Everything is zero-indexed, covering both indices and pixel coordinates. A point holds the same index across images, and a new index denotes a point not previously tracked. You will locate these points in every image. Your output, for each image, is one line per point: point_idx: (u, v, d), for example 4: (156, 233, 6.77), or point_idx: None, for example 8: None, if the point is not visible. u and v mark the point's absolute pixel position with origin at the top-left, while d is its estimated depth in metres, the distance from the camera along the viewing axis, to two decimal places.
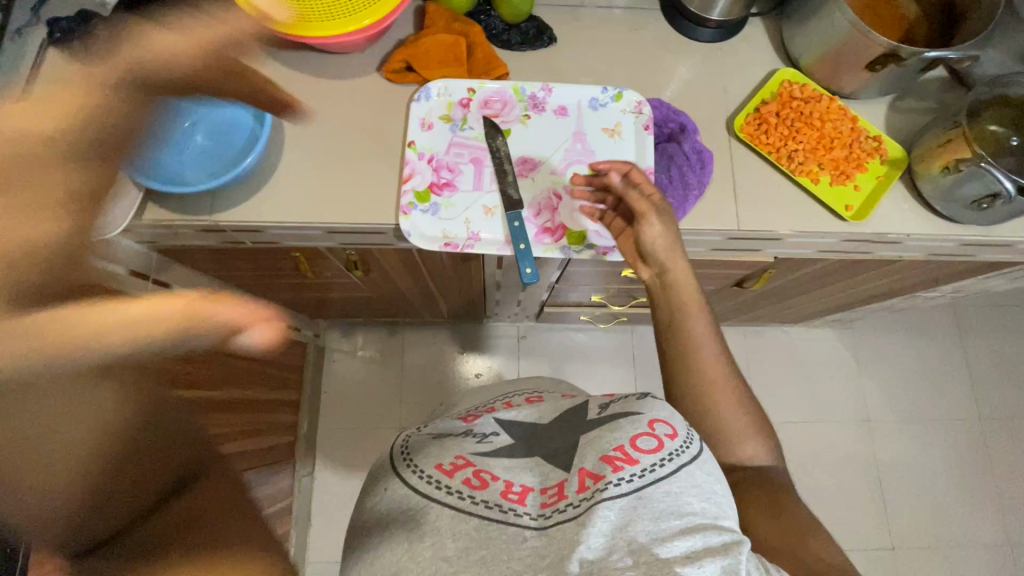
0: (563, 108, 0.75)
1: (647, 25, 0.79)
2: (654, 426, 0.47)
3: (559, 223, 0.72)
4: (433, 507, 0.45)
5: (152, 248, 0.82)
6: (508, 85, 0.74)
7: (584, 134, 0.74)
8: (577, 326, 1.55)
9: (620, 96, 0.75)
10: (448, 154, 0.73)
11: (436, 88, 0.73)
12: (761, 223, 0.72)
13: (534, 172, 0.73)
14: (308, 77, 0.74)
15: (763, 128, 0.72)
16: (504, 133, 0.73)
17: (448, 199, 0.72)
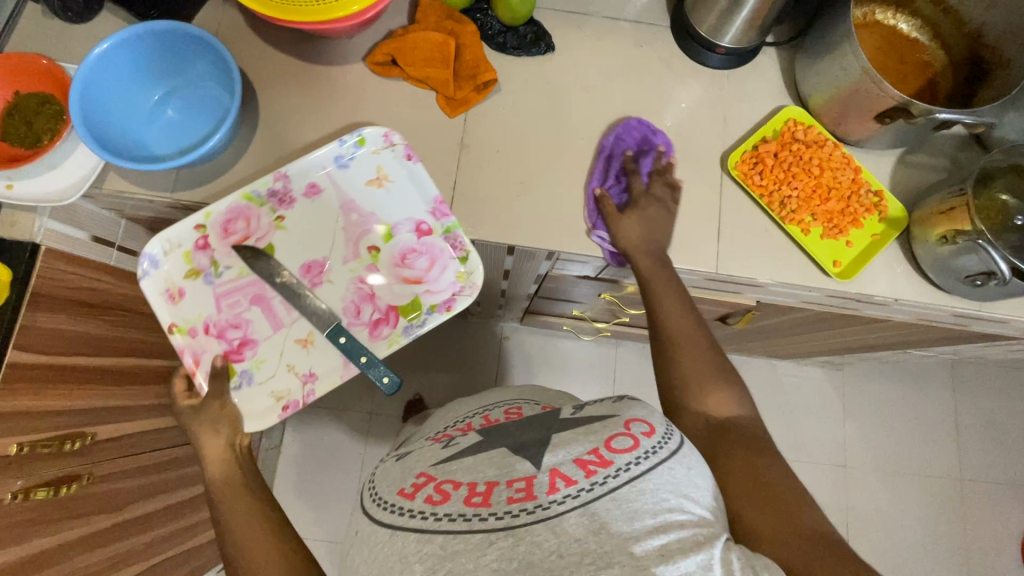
0: (313, 187, 0.67)
1: (654, 42, 0.75)
2: (632, 425, 0.50)
3: (384, 308, 0.67)
4: (400, 534, 0.48)
5: (119, 215, 0.80)
6: (236, 196, 0.66)
7: (352, 202, 0.68)
8: (562, 334, 1.53)
9: (363, 140, 0.68)
10: (222, 312, 0.65)
11: (158, 250, 0.64)
12: (741, 269, 0.69)
13: (326, 274, 0.67)
14: (291, 58, 0.71)
15: (757, 172, 0.68)
16: (265, 250, 0.66)
17: (254, 358, 0.65)
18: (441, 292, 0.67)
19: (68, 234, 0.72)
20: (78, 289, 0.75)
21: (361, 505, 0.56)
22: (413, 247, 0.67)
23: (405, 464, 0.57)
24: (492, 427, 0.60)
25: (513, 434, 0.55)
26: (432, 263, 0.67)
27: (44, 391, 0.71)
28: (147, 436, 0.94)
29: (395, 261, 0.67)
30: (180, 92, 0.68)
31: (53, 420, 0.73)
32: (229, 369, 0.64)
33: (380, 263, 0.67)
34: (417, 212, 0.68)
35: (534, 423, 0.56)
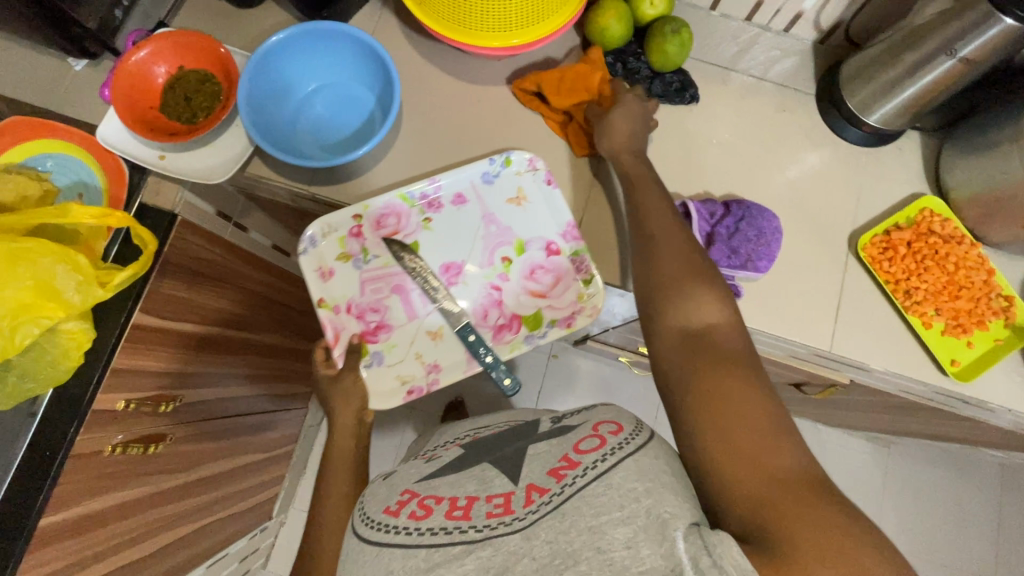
0: (460, 197, 0.69)
1: (794, 109, 0.75)
2: (599, 427, 0.46)
3: (509, 315, 0.68)
4: (385, 552, 0.43)
5: (244, 195, 0.82)
6: (393, 194, 0.67)
7: (493, 214, 0.69)
8: (611, 362, 1.53)
9: (511, 161, 0.68)
10: (365, 294, 0.67)
11: (317, 230, 0.66)
12: (852, 351, 0.68)
13: (462, 277, 0.68)
14: (438, 71, 0.73)
15: (888, 259, 0.67)
16: (409, 246, 0.67)
17: (387, 342, 0.67)
18: (562, 308, 0.68)
19: (199, 207, 0.75)
20: (197, 259, 0.78)
21: (349, 529, 0.49)
22: (543, 264, 0.68)
23: (393, 481, 0.51)
24: (476, 441, 0.56)
25: (498, 448, 0.52)
26: (559, 280, 0.68)
27: (151, 352, 0.73)
28: (220, 403, 0.97)
29: (525, 274, 0.68)
30: (328, 89, 0.70)
31: (153, 380, 0.76)
32: (363, 348, 0.66)
33: (510, 274, 0.68)
34: (551, 232, 0.68)
35: (513, 437, 0.53)
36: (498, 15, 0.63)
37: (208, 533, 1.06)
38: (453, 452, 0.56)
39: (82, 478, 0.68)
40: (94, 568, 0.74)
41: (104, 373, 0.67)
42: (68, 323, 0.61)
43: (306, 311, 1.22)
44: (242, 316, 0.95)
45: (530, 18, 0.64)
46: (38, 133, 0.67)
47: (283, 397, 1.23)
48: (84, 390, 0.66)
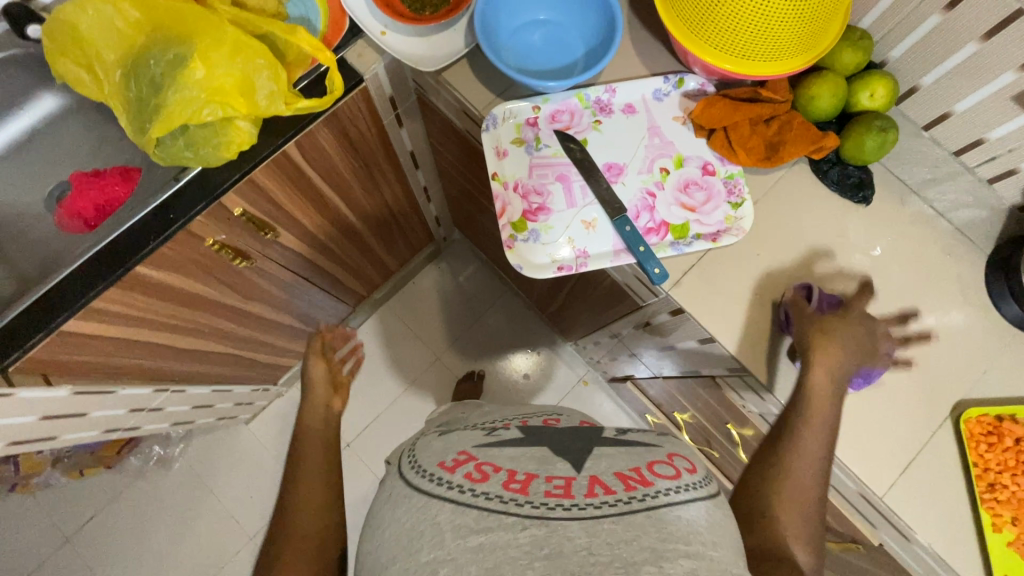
0: (630, 107, 0.73)
1: (960, 258, 0.71)
2: (674, 460, 0.53)
3: (660, 221, 0.69)
4: (436, 501, 0.49)
5: (417, 93, 0.88)
6: (572, 93, 0.73)
7: (658, 128, 0.72)
8: (634, 415, 1.50)
9: (683, 83, 0.73)
10: (532, 177, 0.71)
11: (500, 114, 0.72)
12: (904, 511, 0.64)
13: (623, 177, 0.70)
14: (642, 63, 0.75)
15: (988, 443, 0.63)
16: (579, 141, 0.71)
17: (545, 223, 0.69)
18: (708, 225, 0.69)
19: (383, 85, 0.81)
20: (355, 127, 0.84)
21: (399, 469, 0.58)
22: (698, 180, 0.71)
23: (449, 442, 0.59)
24: (534, 429, 0.61)
25: (558, 439, 0.57)
26: (709, 198, 0.70)
27: (283, 182, 0.81)
28: (302, 262, 1.05)
29: (679, 187, 0.71)
30: (549, 26, 0.75)
31: (270, 207, 0.83)
32: (523, 223, 0.69)
33: (666, 184, 0.71)
34: (709, 152, 0.72)
35: (577, 432, 0.59)
36: (736, 35, 0.64)
37: (228, 364, 1.13)
38: (512, 428, 0.62)
39: (180, 249, 0.75)
40: (146, 329, 0.82)
41: (243, 177, 0.74)
42: (242, 121, 0.68)
43: (402, 227, 1.29)
44: (357, 198, 1.02)
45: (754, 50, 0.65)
46: None
47: (344, 287, 1.31)
48: (224, 182, 0.73)
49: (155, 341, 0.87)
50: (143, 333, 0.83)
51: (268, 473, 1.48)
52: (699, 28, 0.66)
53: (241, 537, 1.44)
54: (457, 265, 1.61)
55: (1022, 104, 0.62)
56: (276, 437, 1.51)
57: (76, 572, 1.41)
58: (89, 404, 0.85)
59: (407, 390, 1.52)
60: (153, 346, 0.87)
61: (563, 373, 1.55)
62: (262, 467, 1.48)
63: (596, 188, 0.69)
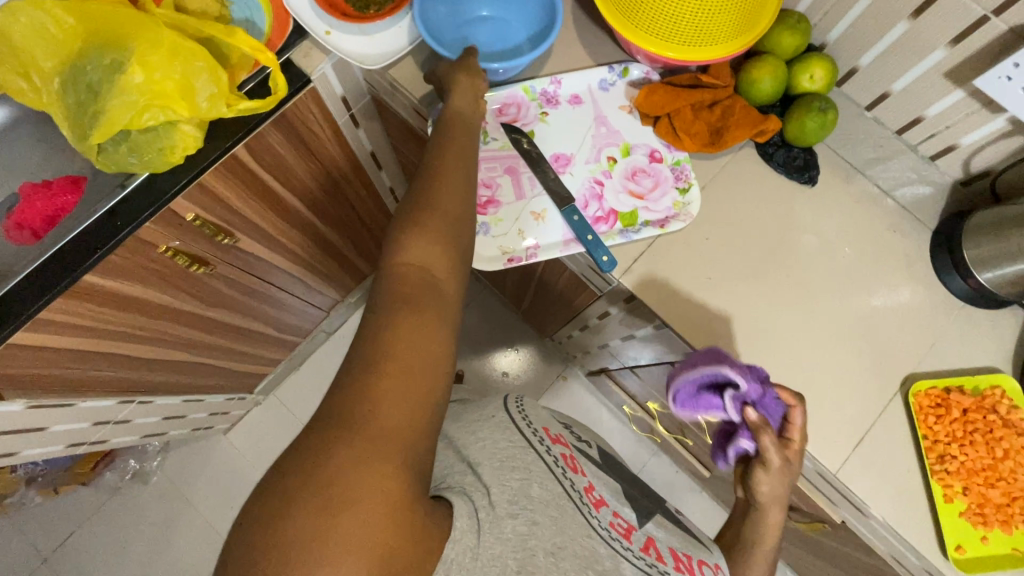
0: (577, 97, 0.73)
1: (907, 235, 0.72)
2: (716, 566, 0.57)
3: (608, 210, 0.69)
4: (534, 453, 0.52)
5: (371, 92, 0.88)
6: (518, 86, 0.73)
7: (605, 118, 0.73)
8: (614, 408, 1.50)
9: (628, 73, 0.74)
10: (480, 171, 0.71)
11: None
12: (859, 487, 0.64)
13: (570, 167, 0.71)
14: (588, 53, 0.75)
15: (937, 416, 0.64)
16: (526, 133, 0.72)
17: (494, 215, 0.70)
18: (657, 212, 0.70)
19: (332, 86, 0.81)
20: (308, 128, 0.84)
21: (501, 402, 0.60)
22: (645, 168, 0.71)
23: (545, 418, 0.62)
24: (605, 467, 0.65)
25: (627, 490, 0.62)
26: (657, 185, 0.70)
27: (235, 187, 0.80)
28: (267, 266, 1.04)
29: (627, 175, 0.71)
30: (492, 21, 0.75)
31: (225, 212, 0.83)
32: None
33: (614, 173, 0.71)
34: (656, 139, 0.72)
35: (637, 494, 0.63)
36: (673, 22, 0.65)
37: (198, 372, 1.12)
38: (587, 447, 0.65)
39: (131, 255, 0.74)
40: (103, 338, 0.81)
41: (192, 183, 0.73)
42: (187, 125, 0.68)
43: (373, 228, 1.29)
44: (319, 201, 1.02)
45: (694, 37, 0.66)
46: None
47: (317, 291, 1.30)
48: (170, 187, 0.72)
49: (116, 350, 0.86)
50: (101, 342, 0.82)
51: (249, 482, 1.47)
52: (639, 19, 0.67)
53: (220, 548, 1.43)
54: None
55: (954, 80, 0.63)
56: (255, 445, 1.49)
57: None
58: (46, 417, 0.84)
59: None
60: (114, 355, 0.86)
61: (541, 369, 1.55)
62: (241, 476, 1.47)
63: (544, 178, 0.70)
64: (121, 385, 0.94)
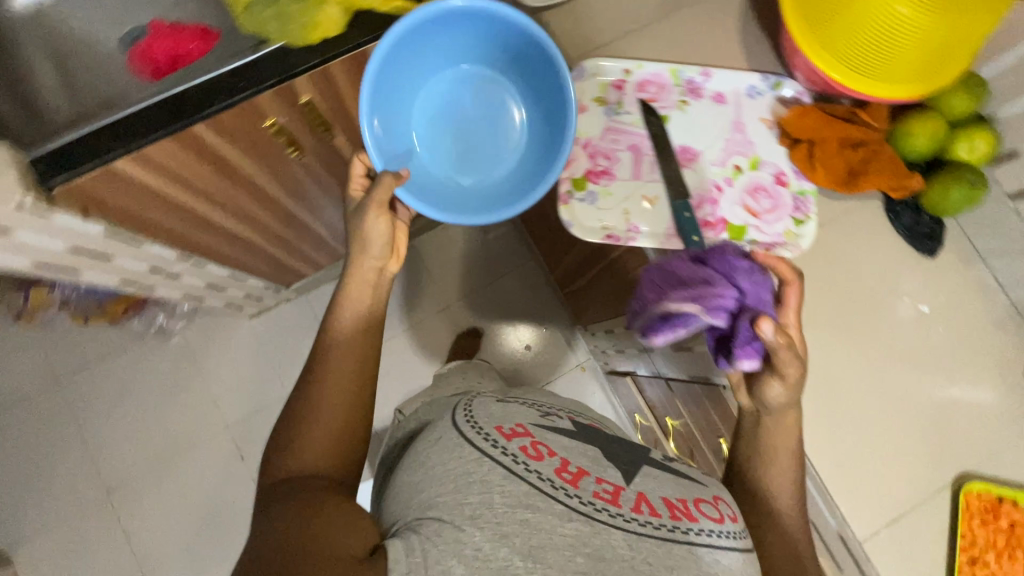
0: (721, 96, 0.71)
1: (1009, 335, 0.69)
2: (719, 502, 0.56)
3: (719, 217, 0.68)
4: (489, 461, 0.53)
5: None
6: (666, 67, 0.70)
7: (743, 125, 0.70)
8: (622, 413, 1.50)
9: (780, 87, 0.71)
10: (604, 139, 0.69)
11: (590, 69, 0.70)
12: (884, 565, 0.63)
13: (695, 163, 0.69)
14: (746, 54, 0.72)
15: (982, 520, 0.62)
16: (661, 116, 0.69)
17: (605, 187, 0.68)
18: (766, 234, 0.68)
19: None
20: None
21: (450, 417, 0.61)
22: (768, 187, 0.69)
23: (506, 409, 0.62)
24: (585, 426, 0.64)
25: (610, 447, 0.61)
26: (774, 209, 0.68)
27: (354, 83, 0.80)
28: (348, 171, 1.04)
29: (748, 189, 0.69)
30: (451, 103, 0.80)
31: (335, 104, 0.82)
32: (584, 183, 0.68)
33: (735, 182, 0.69)
34: (788, 162, 0.70)
35: (627, 445, 0.63)
36: (852, 44, 0.62)
37: (251, 253, 1.14)
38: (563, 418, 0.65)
39: (240, 119, 0.74)
40: (186, 191, 0.82)
41: (318, 68, 0.72)
42: (332, 6, 0.67)
43: None
44: None
45: (866, 66, 0.62)
46: None
47: None
48: (303, 62, 0.71)
49: (193, 207, 0.86)
50: (184, 195, 0.82)
51: (258, 371, 1.51)
52: (815, 29, 0.64)
53: (217, 423, 1.47)
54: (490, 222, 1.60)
55: None
56: (274, 338, 1.53)
57: (60, 412, 1.45)
58: (114, 248, 0.85)
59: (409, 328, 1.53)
60: (189, 212, 0.87)
61: (564, 354, 1.54)
62: (254, 363, 1.51)
63: (666, 167, 0.68)
64: (185, 241, 0.95)
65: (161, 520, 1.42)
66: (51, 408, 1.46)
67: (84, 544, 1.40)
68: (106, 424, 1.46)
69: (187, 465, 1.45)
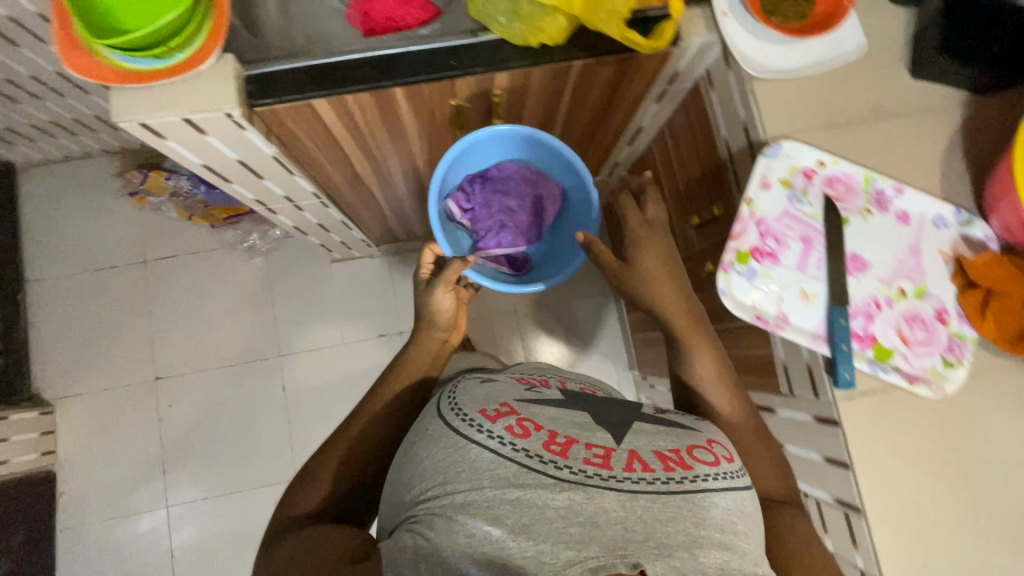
0: (906, 215, 0.69)
1: None
2: (714, 445, 0.63)
3: (871, 333, 0.66)
4: (475, 447, 0.58)
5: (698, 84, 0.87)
6: (862, 171, 0.69)
7: (920, 251, 0.68)
8: None
9: (970, 225, 0.69)
10: (779, 223, 0.69)
11: (786, 150, 0.69)
12: None
13: (862, 274, 0.67)
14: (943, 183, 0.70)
15: None
16: (842, 217, 0.68)
17: (767, 268, 0.68)
18: (912, 365, 0.66)
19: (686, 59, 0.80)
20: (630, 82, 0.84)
21: (434, 408, 0.64)
22: (926, 320, 0.67)
23: (490, 389, 0.65)
24: (572, 393, 0.70)
25: (596, 409, 0.66)
26: (928, 343, 0.66)
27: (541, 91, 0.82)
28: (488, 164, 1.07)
29: (907, 315, 0.67)
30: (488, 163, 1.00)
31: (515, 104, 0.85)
32: (749, 258, 0.68)
33: (896, 305, 0.67)
34: (954, 302, 0.68)
35: (615, 403, 0.68)
36: None
37: (369, 208, 1.18)
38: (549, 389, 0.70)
39: (434, 93, 0.76)
40: (355, 140, 0.84)
41: (528, 68, 0.74)
42: (563, 16, 0.69)
43: None
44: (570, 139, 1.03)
45: None
46: None
47: None
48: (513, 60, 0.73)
49: (353, 154, 0.89)
50: (352, 142, 0.85)
51: (322, 314, 1.55)
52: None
53: (272, 350, 1.52)
54: None
55: None
56: (347, 287, 1.56)
57: (135, 292, 1.52)
58: (273, 170, 0.86)
59: (475, 319, 1.58)
60: (346, 159, 0.90)
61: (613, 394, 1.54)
62: (322, 305, 1.55)
63: (836, 268, 0.67)
64: (329, 181, 0.97)
65: (200, 421, 1.49)
66: (133, 287, 1.53)
67: (125, 420, 1.47)
68: (172, 318, 1.52)
69: (236, 379, 1.51)
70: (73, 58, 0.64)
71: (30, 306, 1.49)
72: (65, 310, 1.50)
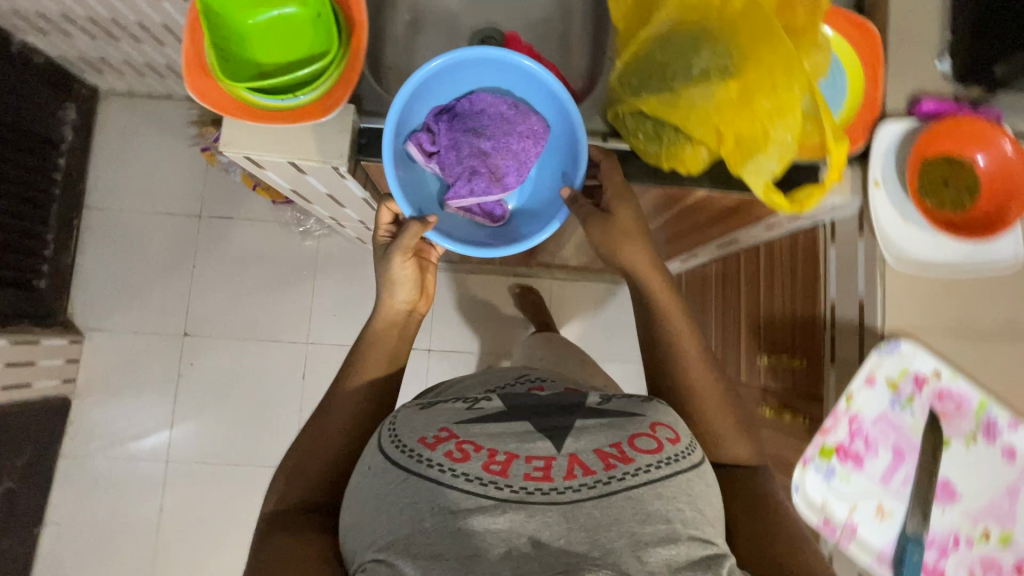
0: (1016, 453, 0.65)
1: None
2: (658, 429, 0.58)
3: (937, 563, 0.66)
4: (416, 479, 0.54)
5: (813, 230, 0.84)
6: (979, 395, 0.66)
7: (1022, 496, 0.64)
8: None
9: None
10: (874, 426, 0.69)
11: (903, 351, 0.67)
12: None
13: (946, 503, 0.66)
14: None
15: None
16: (941, 439, 0.67)
17: (848, 472, 0.69)
18: None
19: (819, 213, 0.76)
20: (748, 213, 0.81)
21: (375, 439, 0.60)
22: (1006, 568, 0.64)
23: (430, 414, 0.60)
24: (516, 398, 0.64)
25: (535, 413, 0.61)
26: None
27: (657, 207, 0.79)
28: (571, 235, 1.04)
29: (984, 558, 0.65)
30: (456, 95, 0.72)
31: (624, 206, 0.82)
32: (833, 456, 0.68)
33: (975, 545, 0.65)
34: None
35: (554, 406, 0.63)
36: None
37: None
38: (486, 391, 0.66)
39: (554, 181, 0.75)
40: None
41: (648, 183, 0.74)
42: (704, 153, 0.65)
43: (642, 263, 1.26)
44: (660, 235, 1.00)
45: None
46: (869, 61, 0.69)
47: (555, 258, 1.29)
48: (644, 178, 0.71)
49: None
50: None
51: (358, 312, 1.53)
52: None
53: (301, 334, 1.52)
54: (631, 307, 1.58)
55: None
56: None
57: (183, 243, 1.52)
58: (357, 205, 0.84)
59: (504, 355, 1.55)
60: None
61: None
62: (359, 304, 1.53)
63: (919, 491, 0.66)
64: None
65: (216, 384, 1.50)
66: (182, 237, 1.52)
67: (147, 365, 1.49)
68: (212, 278, 1.52)
69: (259, 353, 1.51)
70: (198, 83, 0.60)
71: (82, 233, 1.50)
72: (113, 243, 1.51)
